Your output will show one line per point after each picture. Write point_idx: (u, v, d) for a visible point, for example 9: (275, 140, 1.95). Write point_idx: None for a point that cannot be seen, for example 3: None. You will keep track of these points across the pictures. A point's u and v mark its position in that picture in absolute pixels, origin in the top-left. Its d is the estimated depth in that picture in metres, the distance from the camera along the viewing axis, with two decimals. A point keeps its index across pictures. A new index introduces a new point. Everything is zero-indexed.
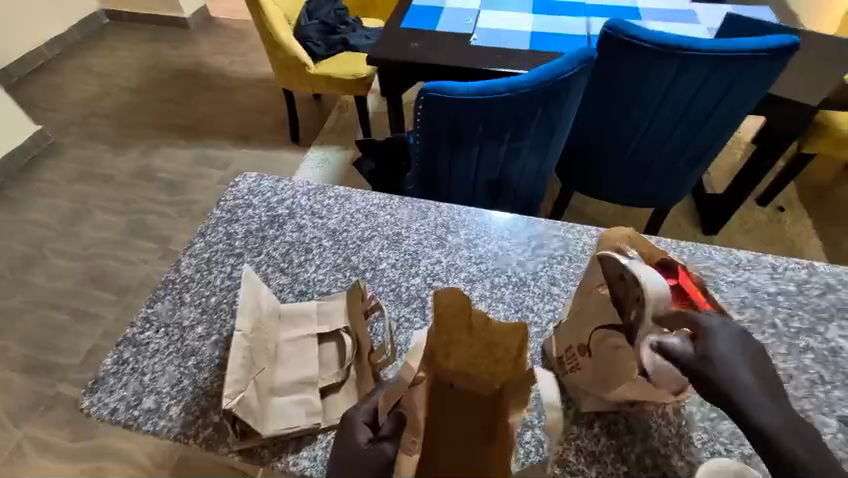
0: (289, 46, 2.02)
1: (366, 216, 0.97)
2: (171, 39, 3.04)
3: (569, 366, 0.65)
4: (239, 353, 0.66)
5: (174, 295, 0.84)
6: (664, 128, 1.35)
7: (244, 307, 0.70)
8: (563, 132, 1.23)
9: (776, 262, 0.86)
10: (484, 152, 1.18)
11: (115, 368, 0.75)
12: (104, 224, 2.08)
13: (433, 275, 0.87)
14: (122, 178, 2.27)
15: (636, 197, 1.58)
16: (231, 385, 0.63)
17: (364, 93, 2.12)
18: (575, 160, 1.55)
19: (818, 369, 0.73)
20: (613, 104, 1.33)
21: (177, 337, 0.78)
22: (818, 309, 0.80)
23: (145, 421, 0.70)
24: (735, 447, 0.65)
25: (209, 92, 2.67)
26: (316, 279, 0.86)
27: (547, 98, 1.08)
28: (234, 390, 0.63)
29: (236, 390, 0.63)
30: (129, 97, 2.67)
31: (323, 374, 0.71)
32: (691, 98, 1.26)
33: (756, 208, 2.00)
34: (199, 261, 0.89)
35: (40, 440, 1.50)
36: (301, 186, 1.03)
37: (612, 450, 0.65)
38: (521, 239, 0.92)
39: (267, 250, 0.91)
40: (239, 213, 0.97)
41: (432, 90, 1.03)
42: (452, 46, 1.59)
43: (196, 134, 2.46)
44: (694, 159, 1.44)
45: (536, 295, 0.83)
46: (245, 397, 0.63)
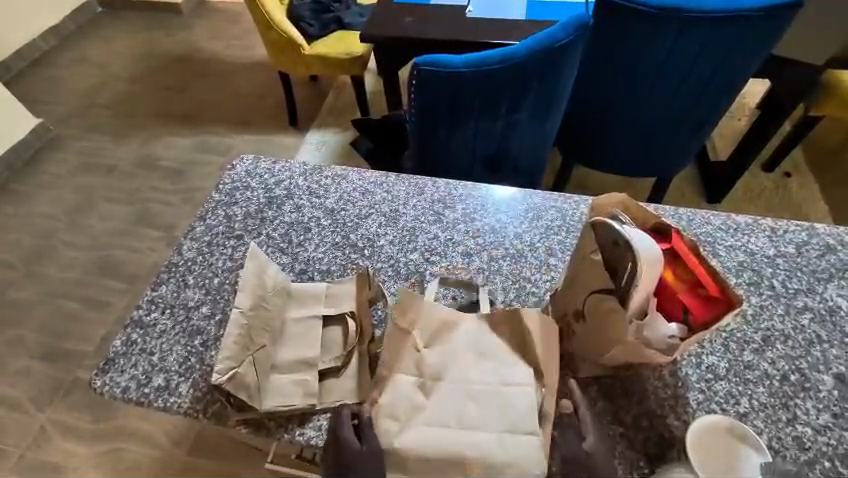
0: (283, 27, 2.00)
1: (363, 195, 0.97)
2: (167, 25, 3.00)
3: (565, 332, 0.66)
4: (235, 331, 0.68)
5: (177, 278, 0.85)
6: (665, 95, 1.33)
7: (245, 285, 0.72)
8: (561, 102, 1.21)
9: (776, 225, 0.85)
10: (480, 127, 1.17)
11: (125, 349, 0.77)
12: (110, 214, 2.11)
13: (431, 250, 0.87)
14: (125, 167, 2.29)
15: (637, 167, 1.57)
16: (225, 361, 0.65)
17: (360, 72, 2.09)
18: (575, 132, 1.53)
19: (815, 329, 0.73)
20: (613, 71, 1.30)
21: (183, 317, 0.80)
22: (818, 270, 0.79)
23: (156, 398, 0.72)
24: (730, 406, 0.66)
25: (207, 79, 2.65)
26: (316, 258, 0.87)
27: (543, 67, 1.06)
28: (225, 365, 0.65)
29: (230, 366, 0.65)
30: (127, 87, 2.66)
31: (323, 357, 0.72)
32: (691, 63, 1.23)
33: (761, 174, 1.97)
34: (201, 245, 0.90)
35: (62, 422, 1.56)
36: (298, 167, 1.03)
37: (608, 413, 0.67)
38: (519, 211, 0.92)
39: (267, 231, 0.92)
40: (237, 196, 0.98)
41: (425, 64, 1.02)
42: (446, 19, 1.55)
43: (195, 121, 2.46)
44: (697, 126, 1.42)
45: (533, 266, 0.84)
46: (237, 373, 0.65)
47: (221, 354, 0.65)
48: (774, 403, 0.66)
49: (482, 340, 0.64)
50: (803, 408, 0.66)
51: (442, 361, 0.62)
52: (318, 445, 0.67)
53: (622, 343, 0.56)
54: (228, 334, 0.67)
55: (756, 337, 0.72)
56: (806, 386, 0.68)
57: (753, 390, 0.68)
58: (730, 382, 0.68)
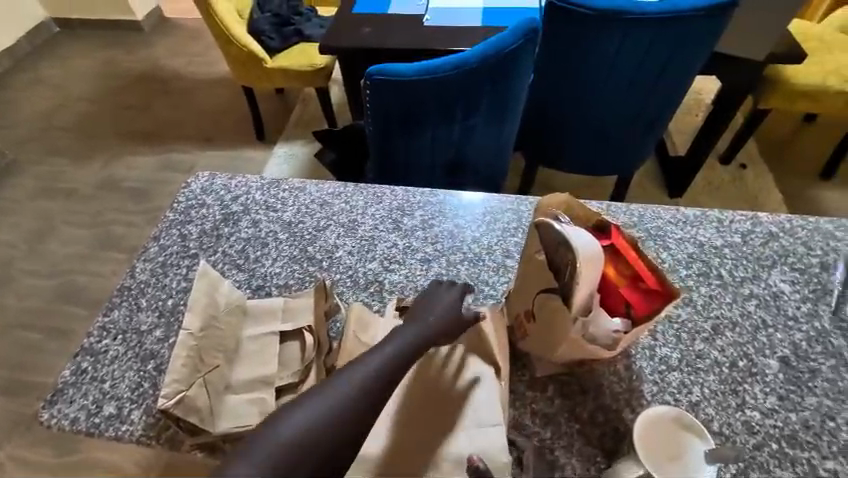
0: (243, 41, 1.98)
1: (321, 206, 0.96)
2: (126, 43, 2.95)
3: (519, 333, 0.67)
4: (182, 353, 0.67)
5: (130, 301, 0.83)
6: (617, 95, 1.36)
7: (193, 306, 0.71)
8: (517, 105, 1.22)
9: (722, 216, 0.88)
10: (438, 133, 1.18)
11: (74, 378, 0.74)
12: (72, 238, 2.05)
13: (390, 258, 0.87)
14: (86, 190, 2.23)
15: (598, 166, 1.60)
16: (171, 385, 0.64)
17: (324, 83, 2.09)
18: (535, 134, 1.56)
19: (761, 314, 0.76)
20: (566, 73, 1.34)
21: (135, 342, 0.78)
22: (762, 257, 0.82)
23: (106, 428, 0.70)
24: (683, 395, 0.68)
25: (169, 96, 2.61)
26: (273, 273, 0.86)
27: (495, 71, 1.07)
28: (172, 389, 0.63)
29: (177, 389, 0.64)
30: (86, 107, 2.59)
31: (281, 374, 0.70)
32: (638, 63, 1.27)
33: (718, 167, 2.04)
34: (154, 266, 0.88)
35: (22, 459, 1.49)
36: (255, 181, 1.02)
37: (565, 410, 0.67)
38: (477, 215, 0.93)
39: (223, 248, 0.91)
40: (193, 214, 0.96)
41: (377, 73, 1.02)
42: (403, 28, 1.57)
43: (159, 140, 2.41)
44: (650, 124, 1.46)
45: (490, 268, 0.85)
46: (186, 396, 0.64)
47: (168, 377, 0.65)
48: (723, 389, 0.68)
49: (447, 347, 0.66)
50: (751, 393, 0.68)
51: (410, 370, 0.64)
52: None
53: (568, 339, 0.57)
54: (176, 357, 0.66)
55: (706, 326, 0.74)
56: (753, 371, 0.70)
57: (704, 378, 0.69)
58: (683, 372, 0.70)
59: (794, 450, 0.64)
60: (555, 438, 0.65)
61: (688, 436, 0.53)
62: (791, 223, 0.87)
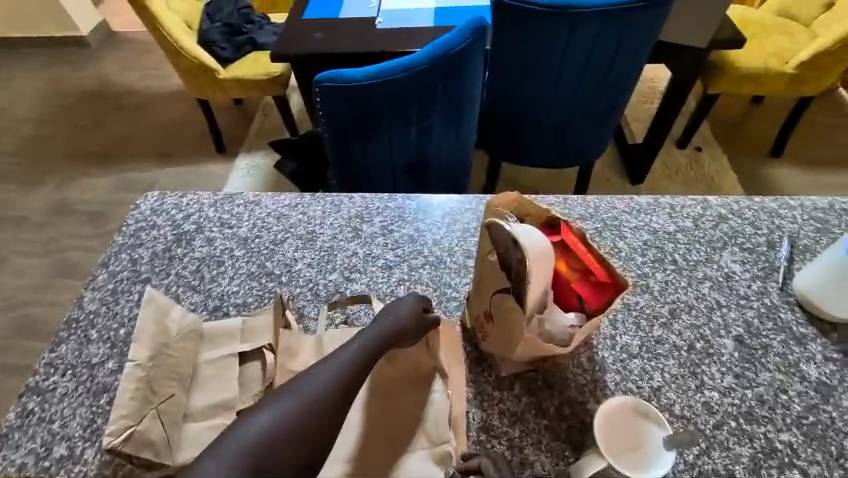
0: (194, 53, 1.92)
1: (278, 219, 0.94)
2: (73, 60, 2.82)
3: (481, 334, 0.67)
4: (131, 386, 0.65)
5: (78, 334, 0.79)
6: (570, 88, 1.39)
7: (140, 337, 0.69)
8: (473, 105, 1.22)
9: (674, 202, 0.90)
10: (395, 136, 1.17)
11: (20, 421, 0.70)
12: (25, 268, 1.95)
13: (351, 268, 0.86)
14: (37, 216, 2.12)
15: (559, 159, 1.62)
16: (118, 421, 0.62)
17: (281, 91, 2.05)
18: (494, 130, 1.57)
19: (715, 295, 0.78)
20: (520, 69, 1.35)
21: (86, 377, 0.74)
22: (713, 239, 0.85)
23: (57, 471, 0.66)
24: (644, 382, 0.69)
25: (122, 112, 2.52)
26: (231, 292, 0.84)
27: (446, 72, 1.07)
28: (119, 426, 0.61)
29: (126, 425, 0.62)
30: (33, 130, 2.47)
31: (242, 397, 0.68)
32: (588, 56, 1.30)
33: (675, 151, 2.10)
34: (104, 294, 0.84)
35: None
36: (207, 197, 0.99)
37: (532, 407, 0.68)
38: (436, 218, 0.92)
39: (176, 270, 0.87)
40: (143, 236, 0.92)
41: (326, 80, 1.01)
42: (356, 31, 1.55)
43: (113, 159, 2.32)
44: (604, 115, 1.49)
45: (452, 270, 0.84)
46: (136, 431, 0.62)
47: (116, 412, 0.62)
48: (683, 373, 0.70)
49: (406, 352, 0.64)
50: (709, 373, 0.70)
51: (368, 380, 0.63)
52: None
53: (522, 339, 0.57)
54: (124, 389, 0.64)
55: (663, 311, 0.76)
56: (710, 352, 0.72)
57: (664, 363, 0.71)
58: (644, 358, 0.71)
59: (751, 426, 0.66)
60: (523, 435, 0.65)
61: (646, 425, 0.54)
62: (738, 204, 0.90)
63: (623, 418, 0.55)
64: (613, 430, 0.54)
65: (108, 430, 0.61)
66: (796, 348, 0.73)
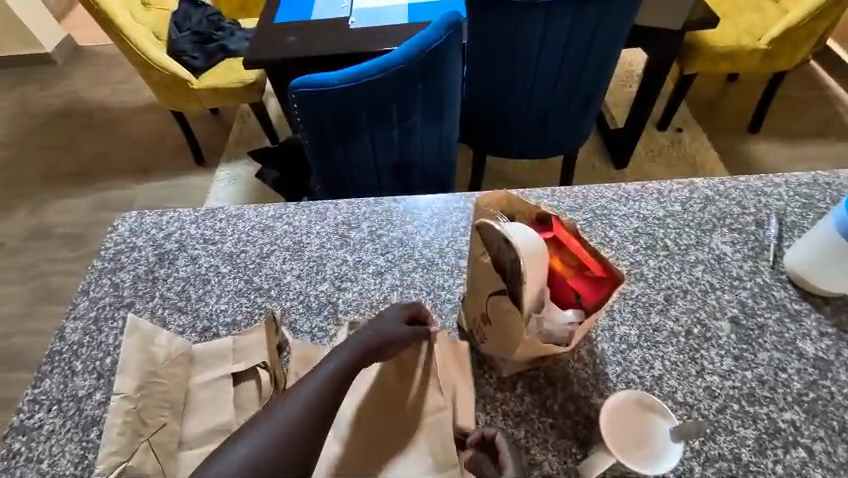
0: (165, 64, 1.86)
1: (263, 231, 0.91)
2: (39, 78, 2.73)
3: (479, 336, 0.66)
4: (119, 420, 0.63)
5: (63, 367, 0.76)
6: (549, 78, 1.38)
7: (127, 367, 0.67)
8: (454, 101, 1.21)
9: (662, 187, 0.90)
10: (376, 138, 1.14)
11: (7, 463, 0.67)
12: (4, 298, 1.89)
13: (341, 277, 0.84)
14: (13, 243, 2.06)
15: (543, 149, 1.62)
16: (108, 458, 0.61)
17: (258, 98, 2.01)
18: (476, 124, 1.55)
19: (709, 278, 0.78)
20: (498, 61, 1.34)
21: (73, 410, 0.72)
22: (703, 222, 0.85)
23: None
24: (646, 371, 0.69)
25: (95, 129, 2.45)
26: (219, 310, 0.81)
27: (424, 70, 1.05)
28: (110, 463, 0.60)
29: (117, 461, 0.61)
30: (2, 153, 2.39)
31: (239, 420, 0.66)
32: (565, 45, 1.29)
33: (656, 133, 2.11)
34: (86, 323, 0.81)
35: None
36: (188, 214, 0.96)
37: (536, 406, 0.67)
38: (425, 219, 0.90)
39: (160, 291, 0.84)
40: (123, 259, 0.89)
41: (301, 85, 0.98)
42: (330, 33, 1.52)
43: (89, 178, 2.25)
44: (586, 102, 1.49)
45: (445, 272, 0.83)
46: (128, 467, 0.60)
47: (106, 450, 0.61)
48: (683, 359, 0.70)
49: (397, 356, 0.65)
50: (709, 358, 0.70)
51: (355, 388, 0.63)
52: None
53: (521, 340, 0.56)
54: (112, 424, 0.63)
55: (659, 297, 0.76)
56: (707, 335, 0.72)
57: (664, 351, 0.70)
58: (643, 348, 0.71)
59: (754, 408, 0.66)
60: (529, 435, 0.65)
61: (648, 417, 0.54)
62: (725, 185, 0.90)
63: (626, 414, 0.54)
64: (617, 427, 0.53)
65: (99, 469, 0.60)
66: (792, 325, 0.73)
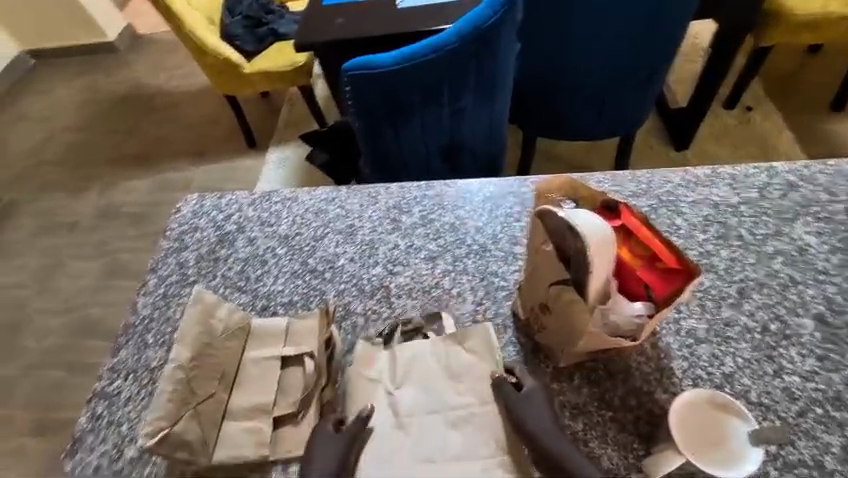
0: (219, 49, 1.91)
1: (316, 214, 0.93)
2: (104, 65, 2.89)
3: (536, 326, 0.64)
4: (169, 387, 0.65)
5: (136, 339, 0.81)
6: (610, 55, 1.31)
7: (183, 336, 0.69)
8: (506, 79, 1.16)
9: (736, 171, 0.83)
10: (427, 120, 1.13)
11: (92, 424, 0.73)
12: (79, 272, 2.05)
13: (393, 260, 0.84)
14: (86, 221, 2.22)
15: (598, 130, 1.53)
16: (154, 423, 0.63)
17: (307, 81, 2.03)
18: (527, 104, 1.50)
19: (789, 271, 0.72)
20: (555, 35, 1.27)
21: (147, 380, 0.77)
22: (783, 210, 0.78)
23: (131, 471, 0.69)
24: (715, 368, 0.65)
25: (155, 114, 2.57)
26: (277, 290, 0.84)
27: (479, 49, 1.01)
28: (154, 428, 0.63)
29: (160, 427, 0.63)
30: (74, 137, 2.56)
31: (279, 402, 0.68)
32: (627, 21, 1.22)
33: (723, 113, 1.96)
34: (156, 298, 0.86)
35: None
36: (245, 196, 0.98)
37: (594, 399, 0.65)
38: (477, 204, 0.89)
39: (222, 271, 0.88)
40: (188, 240, 0.93)
41: (355, 68, 0.98)
42: (379, 13, 1.50)
43: (151, 161, 2.38)
44: (647, 82, 1.40)
45: (499, 258, 0.81)
46: (172, 433, 0.63)
47: (153, 414, 0.64)
48: (758, 357, 0.65)
49: (455, 362, 0.64)
50: (788, 357, 0.65)
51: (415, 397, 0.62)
52: None
53: (586, 333, 0.54)
54: (162, 391, 0.65)
55: (731, 291, 0.71)
56: (787, 333, 0.67)
57: (736, 347, 0.66)
58: (712, 343, 0.67)
59: (840, 412, 0.61)
60: (586, 428, 0.63)
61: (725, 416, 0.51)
62: (810, 170, 0.82)
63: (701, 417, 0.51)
64: (691, 431, 0.50)
65: (145, 431, 0.63)
66: None
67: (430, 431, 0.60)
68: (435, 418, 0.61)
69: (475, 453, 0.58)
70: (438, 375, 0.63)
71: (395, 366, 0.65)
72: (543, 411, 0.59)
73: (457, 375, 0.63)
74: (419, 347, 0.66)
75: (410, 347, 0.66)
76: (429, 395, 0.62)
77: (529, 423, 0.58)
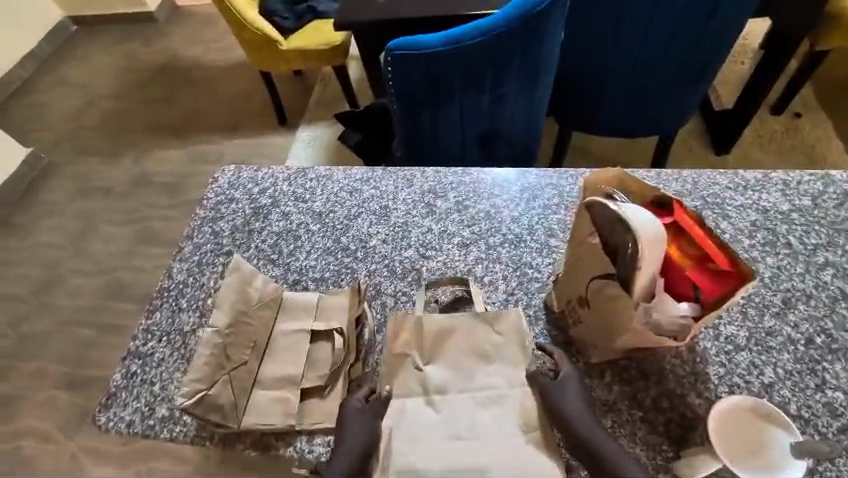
0: (258, 25, 1.92)
1: (350, 194, 0.93)
2: (143, 36, 2.93)
3: (572, 320, 0.63)
4: (206, 351, 0.68)
5: (170, 302, 0.83)
6: (659, 49, 1.27)
7: (221, 302, 0.71)
8: (550, 69, 1.14)
9: (789, 177, 0.80)
10: (466, 106, 1.11)
11: (126, 382, 0.76)
12: (111, 236, 2.11)
13: (426, 245, 0.84)
14: (120, 187, 2.27)
15: (638, 128, 1.49)
16: (192, 384, 0.65)
17: (342, 61, 2.03)
18: (566, 95, 1.46)
19: (839, 284, 0.69)
20: (604, 26, 1.24)
21: (180, 343, 0.79)
22: (837, 221, 0.75)
23: (162, 429, 0.71)
24: (754, 377, 0.63)
25: (190, 87, 2.60)
26: (309, 266, 0.84)
27: (526, 36, 0.99)
28: (192, 388, 0.65)
29: (197, 389, 0.65)
30: (112, 105, 2.61)
31: (307, 374, 0.69)
32: (681, 12, 1.18)
33: (769, 118, 1.88)
34: (190, 265, 0.87)
35: (92, 447, 1.60)
36: (281, 171, 0.98)
37: (625, 398, 0.64)
38: (514, 193, 0.87)
39: (255, 243, 0.88)
40: (223, 210, 0.93)
41: (399, 48, 0.97)
42: None
43: (184, 133, 2.42)
44: (695, 78, 1.35)
45: (533, 250, 0.80)
46: (208, 395, 0.65)
47: (190, 376, 0.66)
48: (800, 369, 0.63)
49: (484, 343, 0.62)
50: (832, 372, 0.63)
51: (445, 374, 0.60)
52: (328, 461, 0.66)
53: (628, 330, 0.53)
54: (199, 355, 0.67)
55: (776, 300, 0.68)
56: (833, 348, 0.65)
57: (777, 357, 0.64)
58: (752, 351, 0.65)
59: None
60: (615, 426, 0.62)
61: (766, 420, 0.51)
62: None
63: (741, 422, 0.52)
64: (732, 432, 0.51)
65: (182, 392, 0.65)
66: None
67: (458, 412, 0.58)
68: (465, 397, 0.59)
69: (506, 434, 0.56)
70: (468, 352, 0.62)
71: (425, 338, 0.62)
72: (577, 401, 0.59)
73: (488, 353, 0.61)
74: (450, 321, 0.63)
75: (441, 320, 0.63)
76: (457, 375, 0.60)
77: (564, 408, 0.57)
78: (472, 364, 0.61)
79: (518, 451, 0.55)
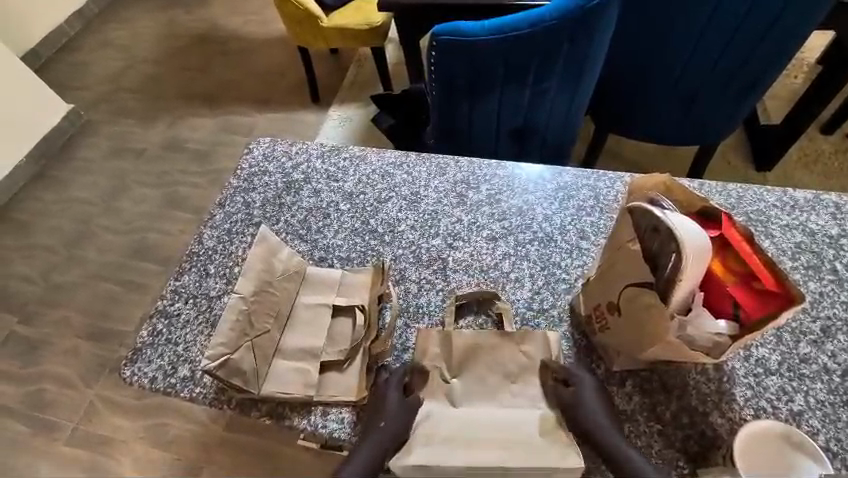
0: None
1: (382, 177, 0.92)
2: (185, 3, 2.96)
3: (598, 325, 0.62)
4: (232, 316, 0.69)
5: (198, 267, 0.84)
6: (711, 56, 1.22)
7: (249, 271, 0.72)
8: (596, 67, 1.11)
9: (840, 200, 0.76)
10: (506, 99, 1.09)
11: (152, 339, 0.78)
12: (141, 197, 2.16)
13: (454, 235, 0.83)
14: (153, 150, 2.32)
15: (678, 135, 1.45)
16: (216, 348, 0.67)
17: (380, 43, 2.02)
18: (607, 95, 1.42)
19: None
20: (657, 26, 1.20)
21: (205, 307, 0.80)
22: None
23: (182, 388, 0.73)
24: (782, 403, 0.61)
25: (227, 57, 2.62)
26: (335, 245, 0.84)
27: (576, 30, 0.96)
28: (217, 352, 0.67)
29: (222, 352, 0.67)
30: (151, 69, 2.66)
31: (327, 349, 0.70)
32: (742, 18, 1.13)
33: (819, 138, 1.80)
34: (220, 232, 0.88)
35: (109, 398, 1.66)
36: (315, 148, 0.98)
37: (645, 409, 0.63)
38: (548, 191, 0.86)
39: (285, 218, 0.89)
40: (255, 181, 0.94)
41: (445, 33, 0.95)
42: None
43: (218, 102, 2.44)
44: (745, 89, 1.29)
45: (563, 251, 0.79)
46: (231, 359, 0.67)
47: (216, 339, 0.67)
48: (833, 400, 0.61)
49: (510, 361, 0.64)
50: None
51: (471, 389, 0.62)
52: (341, 438, 0.66)
53: (661, 340, 0.52)
54: (226, 318, 0.69)
55: (814, 328, 0.66)
56: None
57: (810, 386, 0.62)
58: (784, 377, 0.63)
59: None
60: (632, 436, 0.61)
61: (797, 445, 0.52)
62: None
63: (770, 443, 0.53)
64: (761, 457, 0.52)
65: (208, 353, 0.67)
66: None
67: (480, 416, 0.60)
68: (489, 405, 0.61)
69: (526, 441, 0.57)
70: (494, 367, 0.63)
71: (454, 351, 0.64)
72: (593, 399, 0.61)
73: (515, 373, 0.63)
74: (477, 336, 0.65)
75: (471, 334, 0.65)
76: (482, 388, 0.62)
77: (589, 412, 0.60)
78: (500, 382, 0.63)
79: (541, 455, 0.56)
